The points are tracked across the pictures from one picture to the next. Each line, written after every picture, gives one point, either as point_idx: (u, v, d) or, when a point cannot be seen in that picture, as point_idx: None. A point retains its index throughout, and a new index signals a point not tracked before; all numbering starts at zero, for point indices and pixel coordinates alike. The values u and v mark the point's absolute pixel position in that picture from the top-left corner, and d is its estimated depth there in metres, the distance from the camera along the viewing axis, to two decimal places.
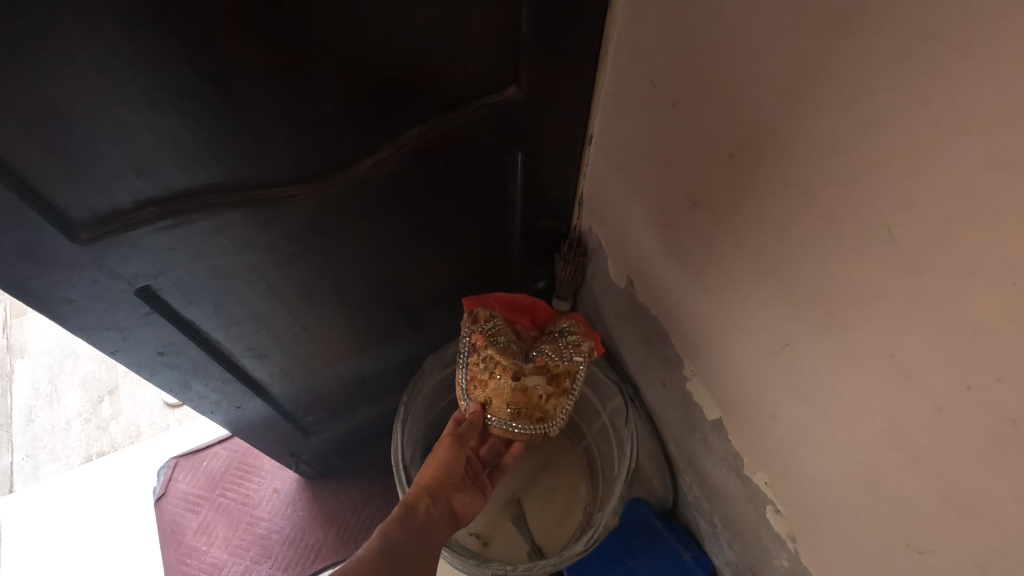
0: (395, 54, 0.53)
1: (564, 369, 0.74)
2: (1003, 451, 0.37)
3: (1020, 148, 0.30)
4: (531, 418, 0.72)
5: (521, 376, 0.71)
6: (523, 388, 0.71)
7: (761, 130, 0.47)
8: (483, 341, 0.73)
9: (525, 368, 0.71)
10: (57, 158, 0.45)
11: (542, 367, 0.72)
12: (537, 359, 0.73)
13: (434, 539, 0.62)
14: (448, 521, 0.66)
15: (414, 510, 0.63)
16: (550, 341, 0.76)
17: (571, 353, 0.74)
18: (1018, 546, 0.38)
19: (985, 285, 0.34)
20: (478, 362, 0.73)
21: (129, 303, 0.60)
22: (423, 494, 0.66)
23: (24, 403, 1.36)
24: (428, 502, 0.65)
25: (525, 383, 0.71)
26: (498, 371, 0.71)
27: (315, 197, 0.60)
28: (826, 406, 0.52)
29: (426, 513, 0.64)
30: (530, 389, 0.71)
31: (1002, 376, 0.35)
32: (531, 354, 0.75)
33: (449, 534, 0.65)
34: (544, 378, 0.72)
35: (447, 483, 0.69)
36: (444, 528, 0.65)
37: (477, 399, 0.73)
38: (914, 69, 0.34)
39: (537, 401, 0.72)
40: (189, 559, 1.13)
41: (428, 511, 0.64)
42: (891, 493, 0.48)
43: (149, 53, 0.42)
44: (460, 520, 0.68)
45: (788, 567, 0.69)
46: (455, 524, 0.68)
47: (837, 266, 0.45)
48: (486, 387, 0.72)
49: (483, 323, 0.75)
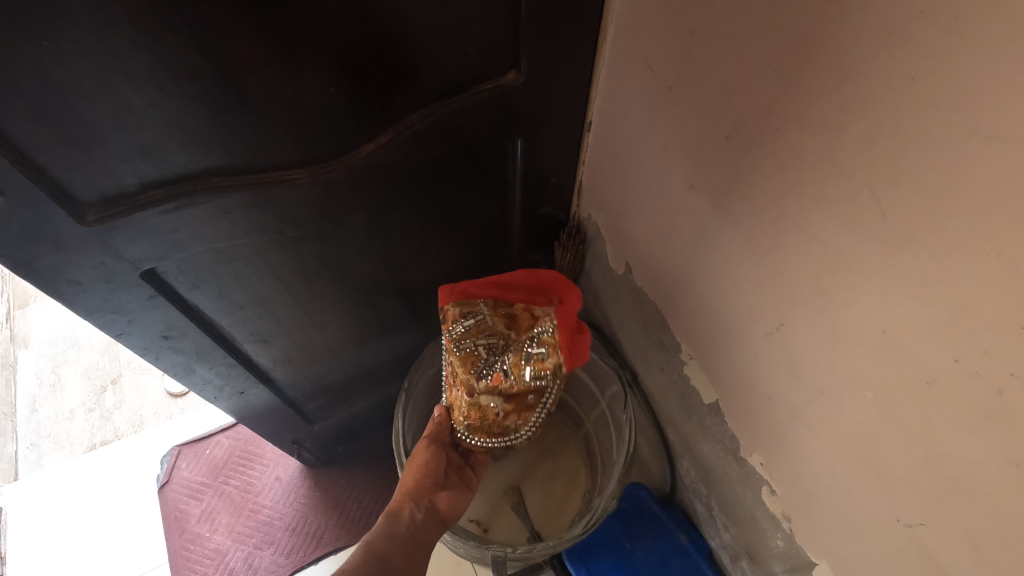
0: (397, 38, 0.53)
1: (524, 388, 0.71)
2: (990, 420, 0.38)
3: (1005, 121, 0.31)
4: (488, 433, 0.73)
5: (475, 393, 0.71)
6: (476, 406, 0.71)
7: (757, 111, 0.48)
8: (448, 347, 0.72)
9: (476, 389, 0.70)
10: (65, 139, 0.46)
11: (494, 387, 0.70)
12: (492, 376, 0.70)
13: (422, 543, 0.64)
14: (435, 522, 0.69)
15: (400, 516, 0.65)
16: (518, 350, 0.72)
17: (531, 371, 0.70)
18: (1002, 513, 0.39)
19: (971, 257, 0.35)
20: (447, 364, 0.74)
21: (134, 286, 0.60)
22: (405, 500, 0.69)
23: (29, 393, 1.37)
24: (412, 507, 0.68)
25: (478, 401, 0.71)
26: (457, 382, 0.72)
27: (317, 182, 0.61)
28: (820, 384, 0.52)
29: (413, 518, 0.66)
30: (485, 406, 0.71)
31: (989, 348, 0.36)
32: (495, 364, 0.71)
33: (436, 535, 0.67)
34: (500, 396, 0.71)
35: (429, 486, 0.71)
36: (432, 529, 0.67)
37: (447, 402, 0.76)
38: (904, 46, 0.34)
39: (492, 417, 0.71)
40: (193, 546, 1.14)
41: (413, 515, 0.66)
42: (883, 469, 0.49)
43: (156, 35, 0.43)
44: (449, 520, 0.71)
45: (783, 548, 0.70)
46: (445, 525, 0.70)
47: (830, 244, 0.45)
48: (450, 393, 0.74)
49: (455, 323, 0.72)
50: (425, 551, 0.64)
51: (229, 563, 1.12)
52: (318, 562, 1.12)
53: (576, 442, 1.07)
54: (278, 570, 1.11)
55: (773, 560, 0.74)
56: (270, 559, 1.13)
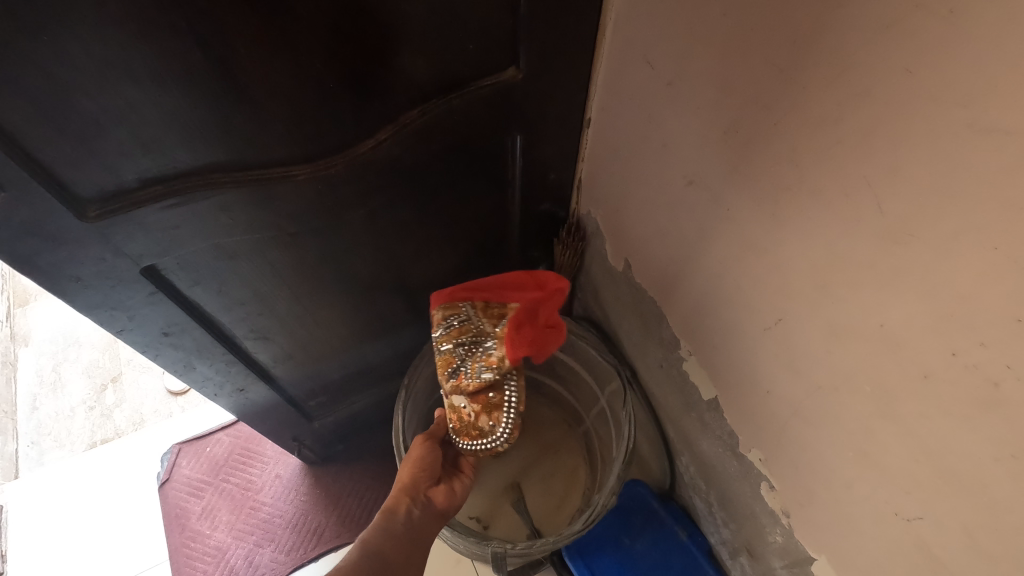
0: (395, 33, 0.53)
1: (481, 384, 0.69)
2: (987, 412, 0.38)
3: (1001, 113, 0.31)
4: (470, 436, 0.73)
5: (448, 395, 0.72)
6: (452, 408, 0.72)
7: (755, 106, 0.48)
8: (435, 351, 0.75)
9: (448, 389, 0.72)
10: (64, 134, 0.46)
11: (456, 386, 0.70)
12: (455, 376, 0.71)
13: (419, 541, 0.65)
14: (433, 518, 0.69)
15: (396, 513, 0.65)
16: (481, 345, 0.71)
17: (481, 367, 0.69)
18: (999, 506, 0.40)
19: (968, 249, 0.35)
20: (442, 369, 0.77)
21: (134, 282, 0.61)
22: (402, 496, 0.68)
23: (29, 391, 1.37)
24: (409, 503, 0.68)
25: (453, 402, 0.72)
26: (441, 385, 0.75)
27: (316, 178, 0.61)
28: (819, 379, 0.53)
29: (410, 516, 0.66)
30: (458, 407, 0.72)
31: (985, 340, 0.36)
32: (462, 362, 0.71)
33: (431, 531, 0.67)
34: (465, 396, 0.70)
35: (426, 482, 0.71)
36: (429, 526, 0.67)
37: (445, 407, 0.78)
38: (901, 40, 0.35)
39: (467, 419, 0.71)
40: (193, 543, 1.15)
41: (410, 511, 0.66)
42: (881, 462, 0.49)
43: (155, 30, 0.43)
44: (446, 515, 0.71)
45: (782, 543, 0.70)
46: (442, 520, 0.70)
47: (828, 239, 0.45)
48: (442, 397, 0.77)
49: (437, 327, 0.74)
50: (422, 549, 0.64)
51: (229, 561, 1.13)
52: (319, 559, 1.13)
53: (576, 439, 1.07)
54: (279, 568, 1.12)
55: (772, 555, 0.74)
56: (271, 556, 1.13)
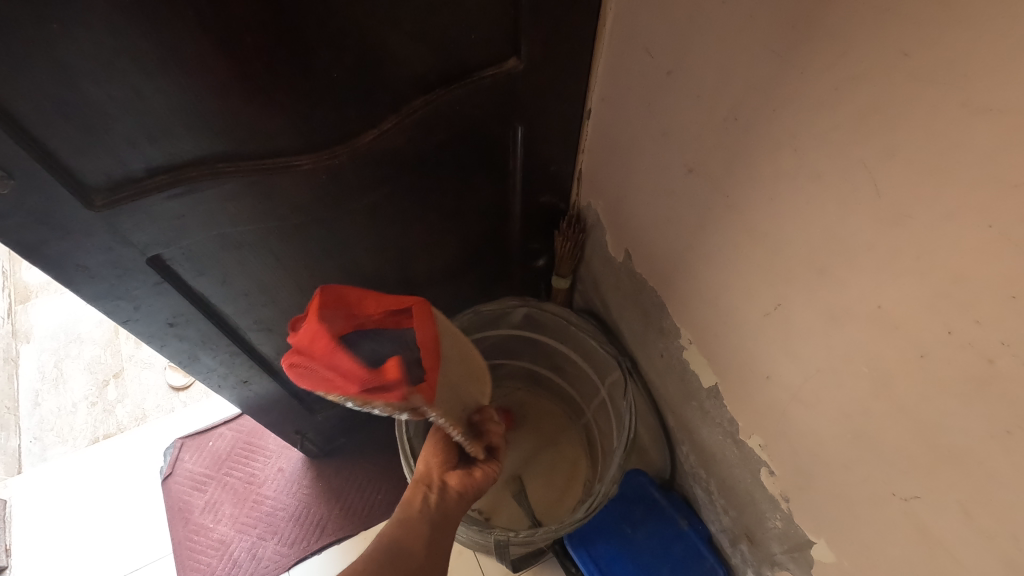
0: (398, 23, 0.54)
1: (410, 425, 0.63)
2: (981, 390, 0.39)
3: (991, 94, 0.32)
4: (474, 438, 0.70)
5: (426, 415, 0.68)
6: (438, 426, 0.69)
7: (753, 91, 0.49)
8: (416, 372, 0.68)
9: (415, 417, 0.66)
10: (74, 122, 0.47)
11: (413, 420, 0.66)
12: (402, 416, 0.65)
13: (443, 528, 0.66)
14: (452, 501, 0.69)
15: (413, 503, 0.68)
16: None
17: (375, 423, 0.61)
18: (992, 481, 0.41)
19: (961, 230, 0.36)
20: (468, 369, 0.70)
21: (140, 272, 0.61)
22: (420, 485, 0.71)
23: (30, 387, 1.38)
24: (426, 490, 0.70)
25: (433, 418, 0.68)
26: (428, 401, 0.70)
27: (319, 168, 0.62)
28: (817, 362, 0.54)
29: (427, 503, 0.68)
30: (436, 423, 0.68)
31: (980, 318, 0.37)
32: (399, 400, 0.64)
33: (450, 520, 0.68)
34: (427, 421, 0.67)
35: (441, 466, 0.73)
36: (449, 510, 0.68)
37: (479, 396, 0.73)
38: (896, 23, 0.35)
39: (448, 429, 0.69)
40: (197, 536, 1.15)
41: (427, 499, 0.68)
42: (879, 442, 0.50)
43: (163, 21, 0.44)
44: (467, 497, 0.71)
45: (781, 527, 0.71)
46: (463, 503, 0.71)
47: (825, 223, 0.46)
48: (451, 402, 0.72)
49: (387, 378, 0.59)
50: (439, 540, 0.65)
51: (232, 553, 1.13)
52: (321, 552, 1.13)
53: (576, 432, 1.09)
54: (281, 560, 1.12)
55: (772, 541, 0.75)
56: (274, 549, 1.14)
